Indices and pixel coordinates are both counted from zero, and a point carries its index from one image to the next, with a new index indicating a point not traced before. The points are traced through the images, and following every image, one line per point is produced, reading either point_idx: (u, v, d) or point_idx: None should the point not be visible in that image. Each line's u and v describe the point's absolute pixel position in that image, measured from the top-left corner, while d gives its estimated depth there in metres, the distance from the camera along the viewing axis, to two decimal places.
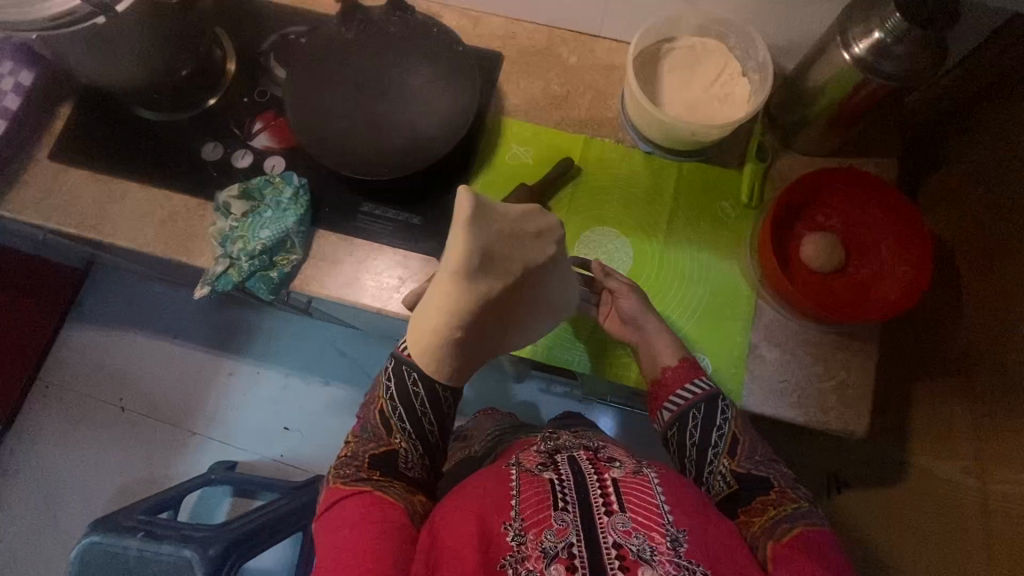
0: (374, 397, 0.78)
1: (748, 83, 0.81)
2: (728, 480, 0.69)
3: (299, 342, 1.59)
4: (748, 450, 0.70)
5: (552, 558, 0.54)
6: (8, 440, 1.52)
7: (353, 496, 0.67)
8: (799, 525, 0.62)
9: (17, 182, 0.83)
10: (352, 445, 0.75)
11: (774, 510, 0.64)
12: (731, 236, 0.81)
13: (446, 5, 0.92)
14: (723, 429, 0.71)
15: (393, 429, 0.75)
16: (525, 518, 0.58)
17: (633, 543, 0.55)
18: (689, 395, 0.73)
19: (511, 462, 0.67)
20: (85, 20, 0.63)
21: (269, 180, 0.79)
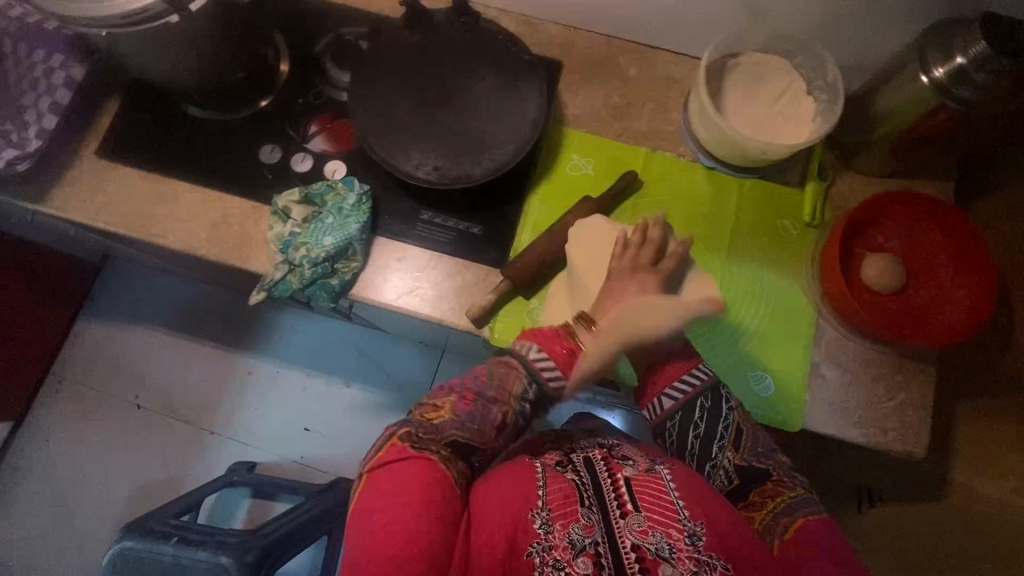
0: (502, 395, 0.68)
1: (815, 104, 0.80)
2: (731, 475, 0.73)
3: (319, 341, 1.56)
4: (751, 441, 0.73)
5: (580, 550, 0.59)
6: (19, 437, 1.47)
7: (419, 460, 0.65)
8: (800, 516, 0.65)
9: (63, 180, 0.80)
10: (449, 413, 0.69)
11: (775, 501, 0.68)
12: (792, 254, 0.81)
13: (505, 11, 0.90)
14: (728, 420, 0.74)
15: (500, 432, 0.69)
16: (552, 510, 0.62)
17: (650, 543, 0.60)
18: (689, 386, 0.75)
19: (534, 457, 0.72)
20: (160, 18, 0.61)
21: (331, 186, 0.78)
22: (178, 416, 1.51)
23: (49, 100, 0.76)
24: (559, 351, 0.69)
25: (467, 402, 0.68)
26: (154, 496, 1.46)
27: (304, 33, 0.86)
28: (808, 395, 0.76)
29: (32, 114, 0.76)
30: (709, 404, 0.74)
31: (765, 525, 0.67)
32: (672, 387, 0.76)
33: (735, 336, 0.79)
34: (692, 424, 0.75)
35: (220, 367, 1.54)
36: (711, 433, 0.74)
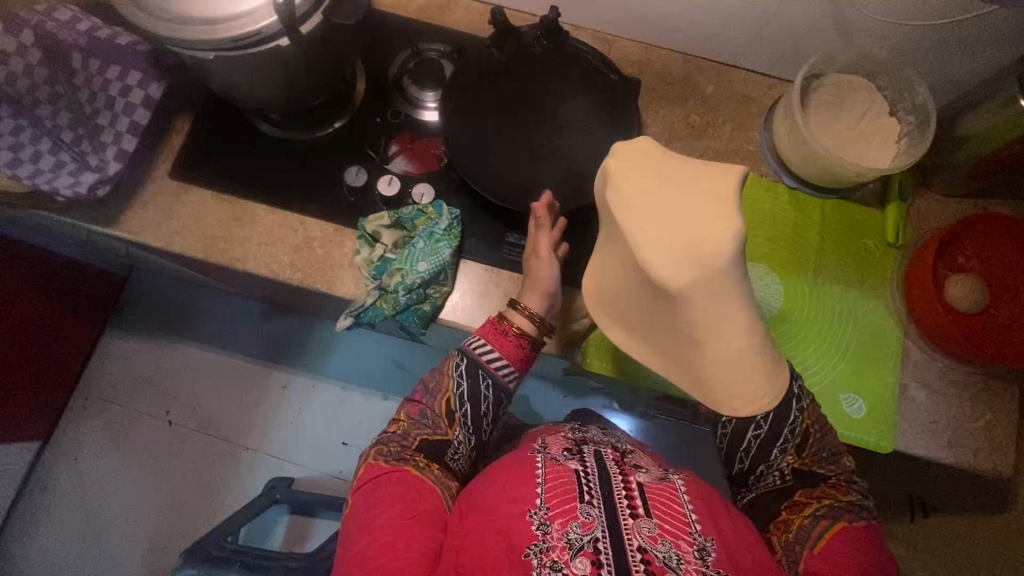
0: (443, 382, 0.72)
1: (901, 125, 0.80)
2: (784, 475, 0.69)
3: (351, 353, 1.50)
4: (815, 445, 0.69)
5: (577, 551, 0.53)
6: (47, 456, 1.43)
7: (392, 474, 0.66)
8: (843, 519, 0.63)
9: (136, 202, 0.77)
10: (406, 423, 0.71)
11: (821, 502, 0.65)
12: (876, 276, 0.82)
13: (581, 28, 0.89)
14: (796, 422, 0.68)
15: (455, 422, 0.71)
16: (551, 508, 0.56)
17: (659, 550, 0.54)
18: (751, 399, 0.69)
19: (535, 450, 0.67)
20: (270, 41, 0.59)
21: (422, 211, 0.77)
22: (212, 432, 1.47)
23: (128, 120, 0.74)
24: (503, 343, 0.72)
25: (416, 407, 0.72)
26: (189, 515, 1.42)
27: (380, 51, 0.84)
28: (898, 416, 0.77)
29: (110, 134, 0.74)
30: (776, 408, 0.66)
31: (802, 528, 0.64)
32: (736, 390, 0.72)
33: (825, 360, 0.79)
34: (754, 427, 0.67)
35: (255, 382, 1.50)
36: (774, 435, 0.67)
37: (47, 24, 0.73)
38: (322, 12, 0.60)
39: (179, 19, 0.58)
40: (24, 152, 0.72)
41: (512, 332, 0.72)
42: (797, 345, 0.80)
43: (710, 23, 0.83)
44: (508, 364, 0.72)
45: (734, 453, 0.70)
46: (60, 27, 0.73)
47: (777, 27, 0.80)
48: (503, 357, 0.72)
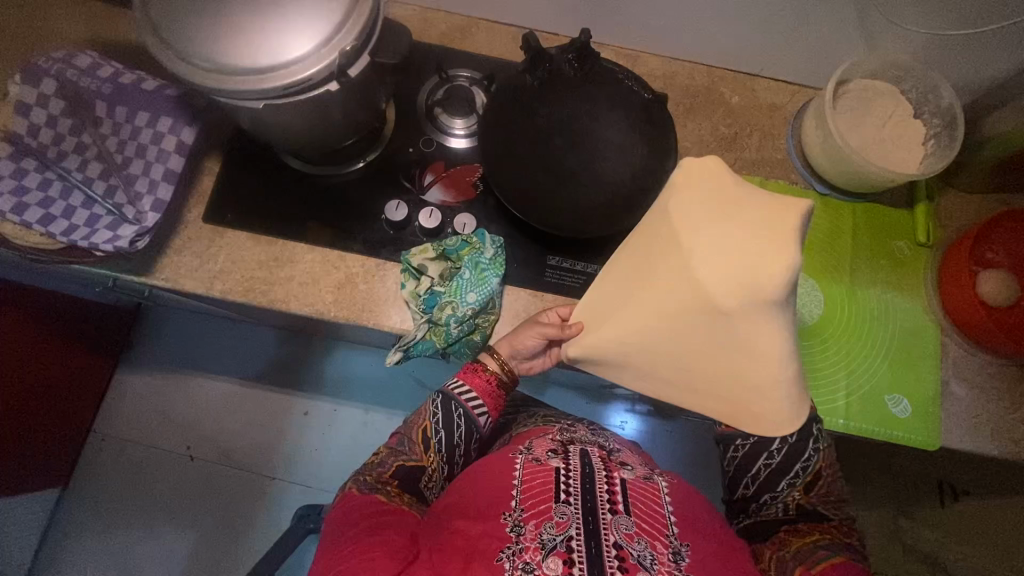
0: (419, 415, 0.73)
1: (926, 127, 0.81)
2: (787, 508, 0.70)
3: (368, 376, 1.43)
4: (826, 486, 0.71)
5: (550, 551, 0.52)
6: (63, 503, 1.36)
7: (363, 500, 0.63)
8: (841, 555, 0.63)
9: (171, 249, 0.76)
10: (384, 451, 0.72)
11: (823, 537, 0.66)
12: (911, 275, 0.83)
13: (603, 45, 0.89)
14: (809, 462, 0.70)
15: (430, 448, 0.71)
16: (525, 509, 0.55)
17: (635, 548, 0.53)
18: None
19: (519, 449, 0.65)
20: (321, 86, 0.58)
21: (466, 241, 0.76)
22: (237, 464, 1.39)
23: (162, 167, 0.72)
24: (479, 382, 0.74)
25: (393, 438, 0.73)
26: (218, 553, 1.35)
27: (408, 80, 0.84)
28: (942, 412, 0.79)
29: (143, 183, 0.72)
30: (792, 443, 0.70)
31: (801, 551, 0.65)
32: None
33: (868, 364, 0.81)
34: (767, 455, 0.71)
35: (274, 408, 1.42)
36: (787, 468, 0.70)
37: (68, 71, 0.72)
38: (369, 52, 0.60)
39: (225, 69, 0.56)
40: (56, 207, 0.70)
41: (490, 376, 0.74)
42: (841, 351, 0.81)
43: (733, 36, 0.84)
44: (483, 405, 0.74)
45: (741, 476, 0.73)
46: (81, 74, 0.72)
47: (803, 36, 0.81)
48: (479, 397, 0.74)
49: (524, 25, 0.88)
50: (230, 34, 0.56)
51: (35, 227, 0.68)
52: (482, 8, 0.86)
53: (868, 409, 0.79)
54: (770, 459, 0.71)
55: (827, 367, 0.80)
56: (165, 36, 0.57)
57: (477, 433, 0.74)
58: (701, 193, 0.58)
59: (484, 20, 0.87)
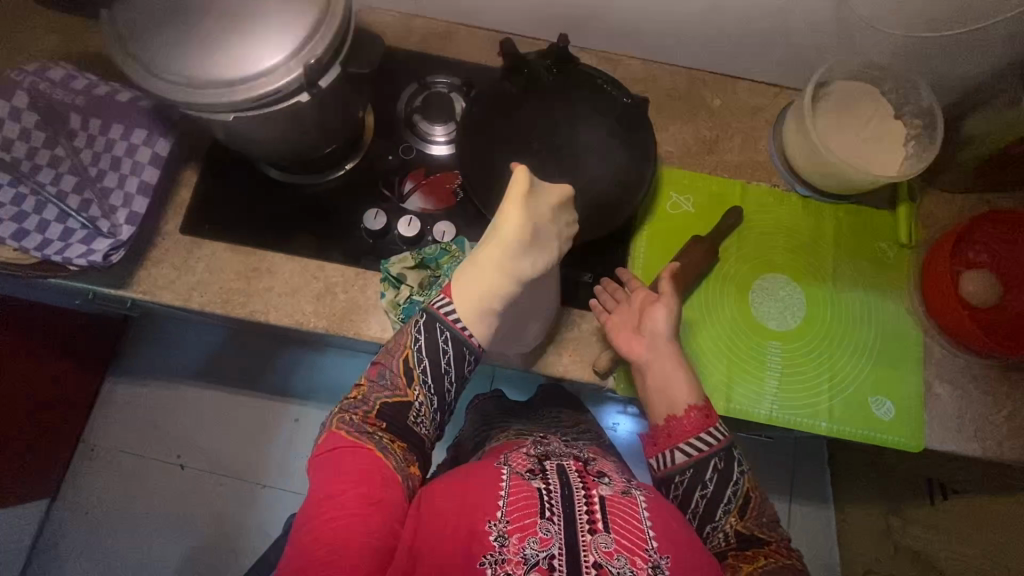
0: (401, 343, 0.70)
1: (907, 128, 0.81)
2: (728, 539, 0.63)
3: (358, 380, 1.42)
4: (757, 508, 0.65)
5: (531, 567, 0.50)
6: (52, 514, 1.35)
7: (355, 450, 0.61)
8: None
9: (148, 261, 0.75)
10: (364, 386, 0.69)
11: (769, 562, 0.60)
12: (894, 277, 0.83)
13: (583, 49, 0.89)
14: (739, 485, 0.65)
15: (413, 380, 0.69)
16: (511, 521, 0.53)
17: (614, 566, 0.51)
18: (705, 446, 0.65)
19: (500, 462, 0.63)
20: (289, 98, 0.57)
21: (445, 249, 0.77)
22: (226, 472, 1.38)
23: (137, 180, 0.72)
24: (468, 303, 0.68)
25: (373, 368, 0.70)
26: (210, 562, 1.34)
27: (387, 88, 0.84)
28: (925, 415, 0.79)
29: (119, 197, 0.72)
30: (722, 467, 0.65)
31: None
32: (688, 441, 0.66)
33: (851, 368, 0.80)
34: (700, 486, 0.64)
35: (263, 416, 1.41)
36: (719, 495, 0.64)
37: (41, 84, 0.71)
38: (339, 63, 0.59)
39: (193, 83, 0.55)
40: (29, 221, 0.69)
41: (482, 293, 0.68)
42: (823, 354, 0.80)
43: (712, 39, 0.83)
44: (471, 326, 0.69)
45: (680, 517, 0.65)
46: (54, 87, 0.72)
47: (782, 38, 0.81)
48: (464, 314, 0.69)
49: (503, 30, 0.87)
50: (196, 47, 0.56)
51: (7, 241, 0.67)
52: (460, 14, 0.85)
53: (851, 412, 0.79)
54: (706, 489, 0.64)
55: (810, 369, 0.80)
56: (132, 49, 0.56)
57: (469, 356, 0.70)
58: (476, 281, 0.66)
59: (462, 26, 0.87)
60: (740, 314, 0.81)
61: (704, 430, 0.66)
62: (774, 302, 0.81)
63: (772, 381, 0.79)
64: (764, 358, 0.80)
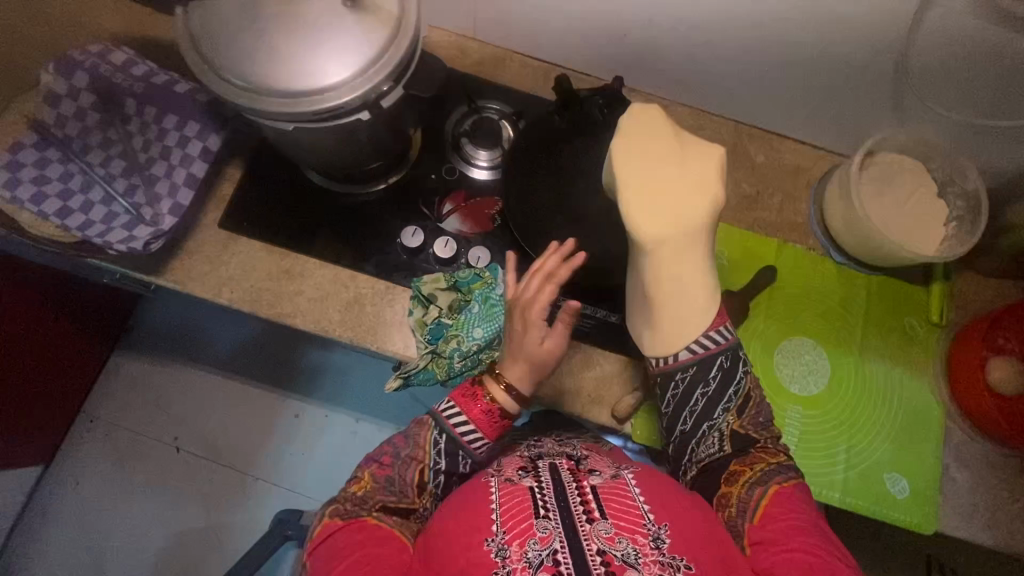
0: (417, 453, 0.65)
1: (949, 208, 0.80)
2: (723, 441, 0.63)
3: (363, 384, 1.41)
4: (756, 409, 0.65)
5: (535, 569, 0.48)
6: (44, 481, 1.34)
7: (349, 527, 0.59)
8: (773, 484, 0.59)
9: (183, 251, 0.75)
10: (368, 483, 0.64)
11: (761, 467, 0.61)
12: (919, 353, 0.83)
13: (634, 91, 0.90)
14: (740, 385, 0.64)
15: (424, 488, 0.65)
16: (508, 531, 0.51)
17: (618, 549, 0.49)
18: (713, 344, 0.64)
19: (489, 472, 0.61)
20: (353, 114, 0.59)
21: (478, 275, 0.76)
22: (221, 459, 1.38)
23: (185, 172, 0.72)
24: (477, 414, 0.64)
25: (384, 466, 0.65)
26: (195, 547, 1.33)
27: (437, 108, 0.84)
28: (940, 498, 0.78)
29: (165, 186, 0.72)
30: (727, 365, 0.64)
31: (741, 500, 0.59)
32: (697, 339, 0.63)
33: (869, 442, 0.80)
34: (702, 384, 0.64)
35: (264, 409, 1.40)
36: (721, 392, 0.64)
37: (102, 67, 0.72)
38: (403, 84, 0.60)
39: (258, 89, 0.56)
40: (74, 200, 0.70)
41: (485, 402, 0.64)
42: (842, 423, 0.80)
43: (764, 98, 0.84)
44: (476, 431, 0.65)
45: (678, 415, 0.65)
46: (115, 71, 0.73)
47: (833, 105, 0.82)
48: (475, 427, 0.64)
49: (558, 64, 0.88)
50: (264, 55, 0.56)
51: (50, 218, 0.68)
52: (518, 43, 0.86)
53: (865, 487, 0.78)
54: (706, 386, 0.64)
55: (828, 438, 0.79)
56: (203, 50, 0.57)
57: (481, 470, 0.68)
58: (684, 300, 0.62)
59: (518, 55, 0.88)
60: (762, 374, 0.80)
61: (715, 328, 0.64)
62: (798, 366, 0.81)
63: (788, 445, 0.79)
64: (782, 421, 0.79)
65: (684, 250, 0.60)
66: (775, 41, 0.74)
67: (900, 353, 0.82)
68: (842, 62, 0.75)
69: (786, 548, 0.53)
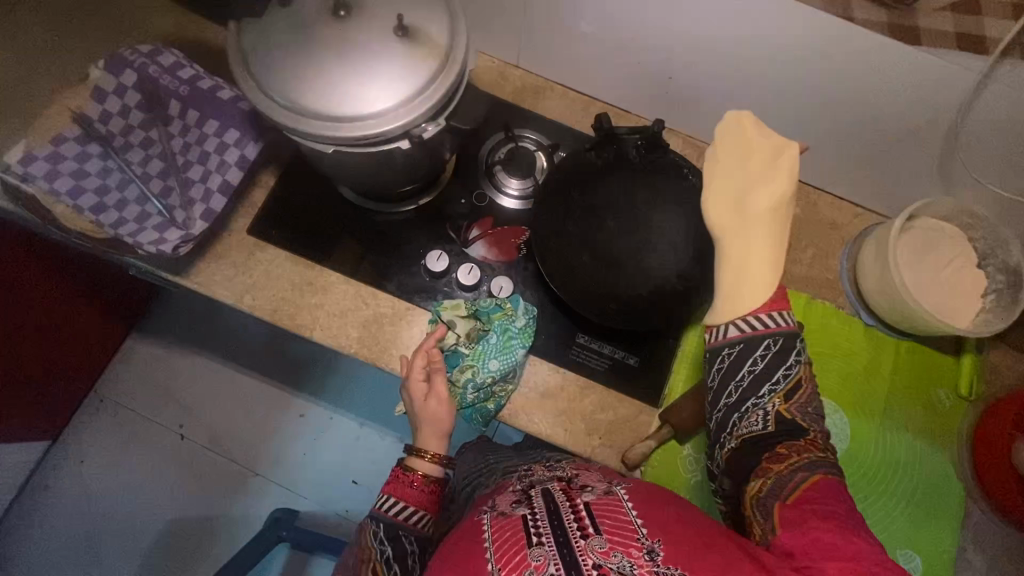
0: (364, 554, 0.61)
1: (988, 281, 0.78)
2: (769, 419, 0.60)
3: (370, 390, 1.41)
4: (804, 399, 0.62)
5: None
6: (51, 455, 1.36)
7: None
8: (817, 474, 0.55)
9: (210, 254, 0.76)
10: None
11: (807, 457, 0.57)
12: (944, 427, 0.80)
13: (672, 130, 0.88)
14: (792, 370, 0.63)
15: None
16: (502, 567, 0.48)
17: (613, 563, 0.46)
18: (768, 324, 0.65)
19: (483, 509, 0.57)
20: (392, 142, 0.59)
21: (499, 305, 0.76)
22: (223, 452, 1.38)
23: (220, 178, 0.73)
24: (402, 490, 0.64)
25: None
26: (189, 537, 1.34)
27: (474, 133, 0.84)
28: None
29: (199, 190, 0.73)
30: (776, 349, 0.63)
31: (782, 475, 0.56)
32: (758, 317, 0.65)
33: (884, 514, 0.77)
34: (751, 360, 0.64)
35: (271, 406, 1.41)
36: (770, 372, 0.62)
37: (150, 67, 0.73)
38: (444, 116, 0.60)
39: (303, 110, 0.56)
40: (110, 198, 0.71)
41: (405, 474, 0.65)
42: (857, 492, 0.78)
43: (807, 150, 0.82)
44: (411, 508, 0.63)
45: (724, 387, 0.64)
46: (161, 72, 0.73)
47: (877, 165, 0.80)
48: (408, 504, 0.63)
49: (597, 98, 0.88)
50: (312, 75, 0.56)
51: (85, 213, 0.69)
52: (560, 73, 0.86)
53: None
54: (753, 363, 0.63)
55: None
56: (252, 67, 0.57)
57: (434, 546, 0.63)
58: (753, 273, 0.67)
59: (559, 85, 0.88)
60: None
61: (768, 312, 0.65)
62: None
63: None
64: None
65: (757, 237, 0.68)
66: (824, 97, 0.73)
67: (924, 426, 0.80)
68: (892, 124, 0.73)
69: (818, 529, 0.50)
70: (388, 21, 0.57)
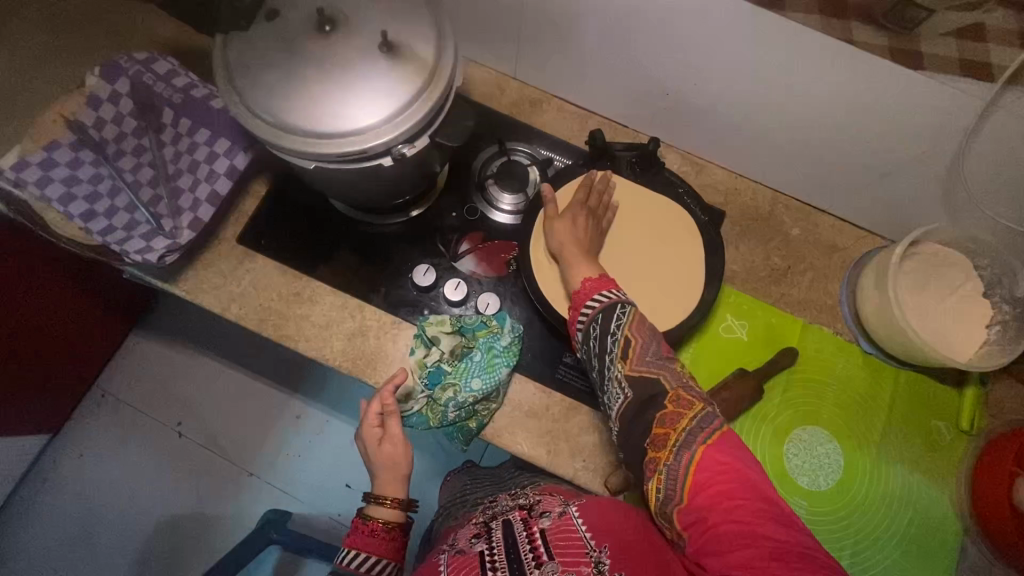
0: None
1: (994, 311, 0.74)
2: (624, 390, 0.56)
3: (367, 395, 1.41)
4: (641, 349, 0.56)
5: None
6: (52, 448, 1.38)
7: None
8: (696, 446, 0.50)
9: (199, 262, 0.76)
10: None
11: (682, 427, 0.52)
12: (942, 462, 0.77)
13: (671, 146, 0.87)
14: (616, 334, 0.57)
15: None
16: None
17: None
18: (592, 308, 0.60)
19: (444, 548, 0.60)
20: (375, 159, 0.58)
21: (485, 322, 0.75)
22: (219, 452, 1.39)
23: (209, 188, 0.74)
24: (363, 541, 0.64)
25: None
26: (183, 535, 1.35)
27: (467, 145, 0.83)
28: None
29: (188, 200, 0.74)
30: (597, 329, 0.59)
31: (669, 465, 0.51)
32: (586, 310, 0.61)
33: (876, 549, 0.75)
34: (590, 348, 0.59)
35: (268, 408, 1.41)
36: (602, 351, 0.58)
37: (145, 75, 0.74)
38: (428, 135, 0.59)
39: (284, 125, 0.56)
40: (100, 205, 0.71)
41: (365, 525, 0.65)
42: (849, 525, 0.75)
43: (808, 171, 0.80)
44: (372, 558, 0.64)
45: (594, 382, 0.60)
46: (157, 80, 0.74)
47: (880, 188, 0.77)
48: (370, 554, 0.64)
49: (595, 112, 0.86)
50: (295, 90, 0.56)
51: (75, 220, 0.70)
52: (558, 86, 0.85)
53: None
54: (591, 347, 0.60)
55: (832, 539, 0.75)
56: (236, 81, 0.57)
57: None
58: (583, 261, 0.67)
59: (557, 98, 0.87)
60: (769, 461, 0.76)
61: (596, 292, 0.61)
62: (808, 458, 0.77)
63: None
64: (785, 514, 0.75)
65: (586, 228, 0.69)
66: (825, 118, 0.71)
67: (921, 460, 0.77)
68: (895, 148, 0.71)
69: (722, 525, 0.47)
70: (373, 37, 0.57)
